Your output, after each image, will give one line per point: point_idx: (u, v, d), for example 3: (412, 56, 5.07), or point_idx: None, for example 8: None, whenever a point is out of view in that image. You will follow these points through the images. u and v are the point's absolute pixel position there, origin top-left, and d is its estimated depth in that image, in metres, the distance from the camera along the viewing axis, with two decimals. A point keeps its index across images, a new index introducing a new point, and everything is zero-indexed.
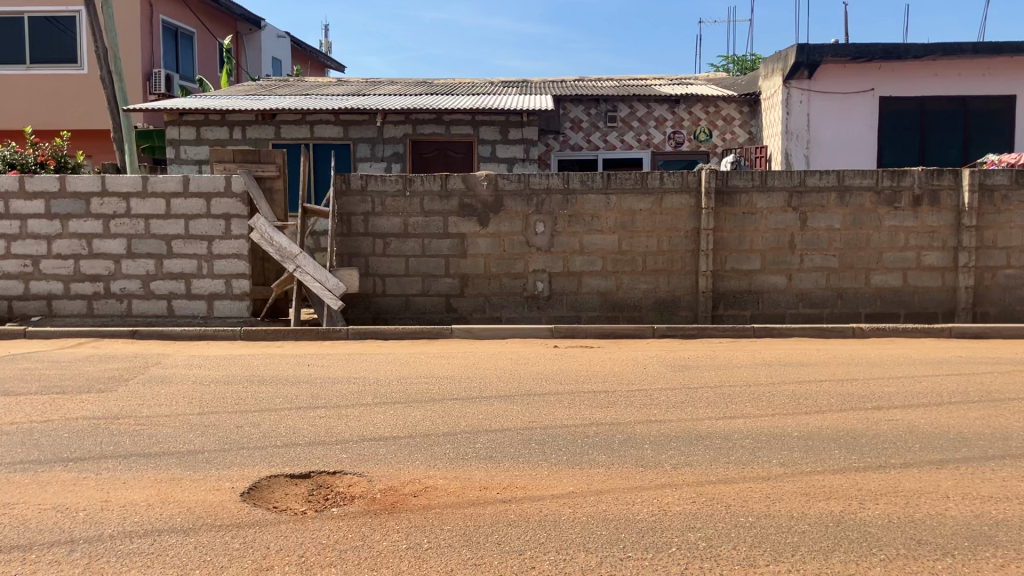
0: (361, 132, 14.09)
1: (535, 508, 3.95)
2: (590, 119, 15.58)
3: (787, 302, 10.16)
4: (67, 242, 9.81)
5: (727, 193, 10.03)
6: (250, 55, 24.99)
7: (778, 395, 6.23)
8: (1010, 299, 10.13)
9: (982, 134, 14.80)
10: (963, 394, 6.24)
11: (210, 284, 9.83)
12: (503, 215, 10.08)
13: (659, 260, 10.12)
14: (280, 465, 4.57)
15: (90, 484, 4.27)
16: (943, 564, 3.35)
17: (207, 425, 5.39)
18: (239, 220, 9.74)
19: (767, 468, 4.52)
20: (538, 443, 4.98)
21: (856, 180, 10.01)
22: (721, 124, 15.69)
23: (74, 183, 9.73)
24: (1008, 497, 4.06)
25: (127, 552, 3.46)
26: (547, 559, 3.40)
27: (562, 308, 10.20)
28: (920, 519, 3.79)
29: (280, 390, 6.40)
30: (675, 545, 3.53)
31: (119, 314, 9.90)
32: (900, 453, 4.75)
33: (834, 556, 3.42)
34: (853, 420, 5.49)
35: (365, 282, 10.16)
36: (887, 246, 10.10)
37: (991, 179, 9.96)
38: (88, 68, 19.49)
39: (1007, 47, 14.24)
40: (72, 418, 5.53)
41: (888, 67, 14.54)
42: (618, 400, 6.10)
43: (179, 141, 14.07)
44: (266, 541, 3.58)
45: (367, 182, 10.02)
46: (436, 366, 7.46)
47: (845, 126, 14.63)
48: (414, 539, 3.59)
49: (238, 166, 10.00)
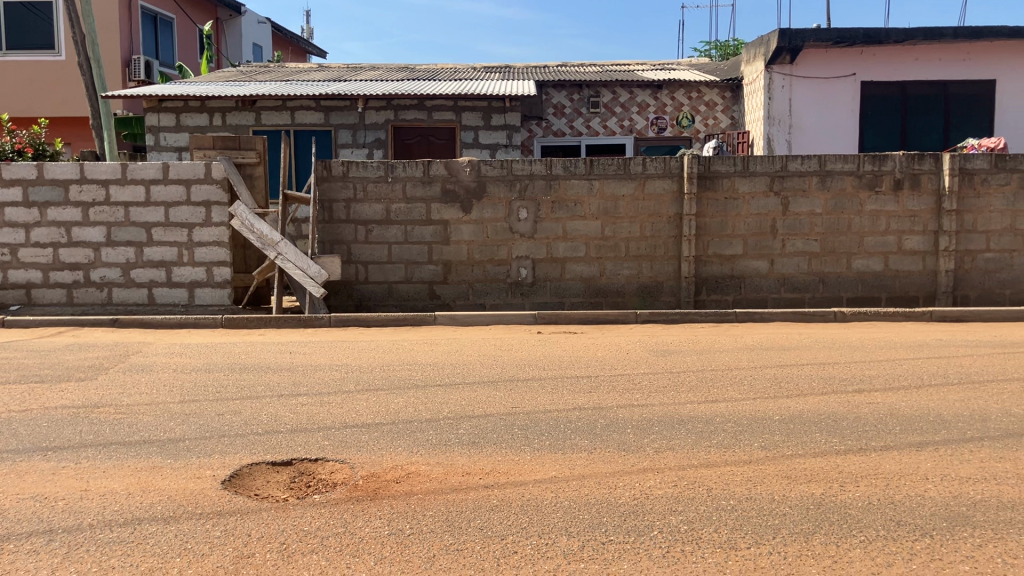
0: (342, 118, 14.00)
1: (518, 493, 3.95)
2: (572, 104, 15.57)
3: (769, 287, 10.20)
4: (46, 230, 9.72)
5: (708, 178, 10.03)
6: (231, 41, 24.89)
7: (759, 379, 6.26)
8: (990, 282, 10.22)
9: (963, 118, 14.88)
10: (943, 376, 6.31)
11: (192, 272, 9.76)
12: (485, 202, 10.05)
13: (641, 246, 10.13)
14: (262, 453, 4.55)
15: (69, 474, 4.23)
16: (921, 544, 3.38)
17: (188, 413, 5.36)
18: (219, 207, 9.66)
19: (748, 451, 4.53)
20: (520, 429, 4.97)
21: (837, 165, 10.03)
22: (703, 109, 15.69)
23: (51, 170, 9.62)
24: (986, 478, 4.10)
25: (106, 541, 3.44)
26: (530, 543, 3.40)
27: (545, 294, 10.20)
28: (899, 501, 3.82)
29: (263, 377, 6.38)
30: (657, 528, 3.54)
31: (99, 302, 9.82)
32: (882, 436, 4.79)
33: (815, 538, 3.43)
34: (834, 403, 5.52)
35: (347, 270, 10.13)
36: (868, 230, 10.14)
37: (971, 164, 10.01)
38: (66, 54, 19.31)
39: (987, 31, 14.32)
40: (51, 407, 5.49)
41: (869, 52, 14.57)
42: (601, 385, 6.12)
43: (159, 127, 13.92)
44: (248, 528, 3.57)
45: (348, 168, 9.97)
46: (420, 353, 7.45)
47: (826, 111, 14.65)
48: (396, 525, 3.58)
49: (218, 153, 9.94)
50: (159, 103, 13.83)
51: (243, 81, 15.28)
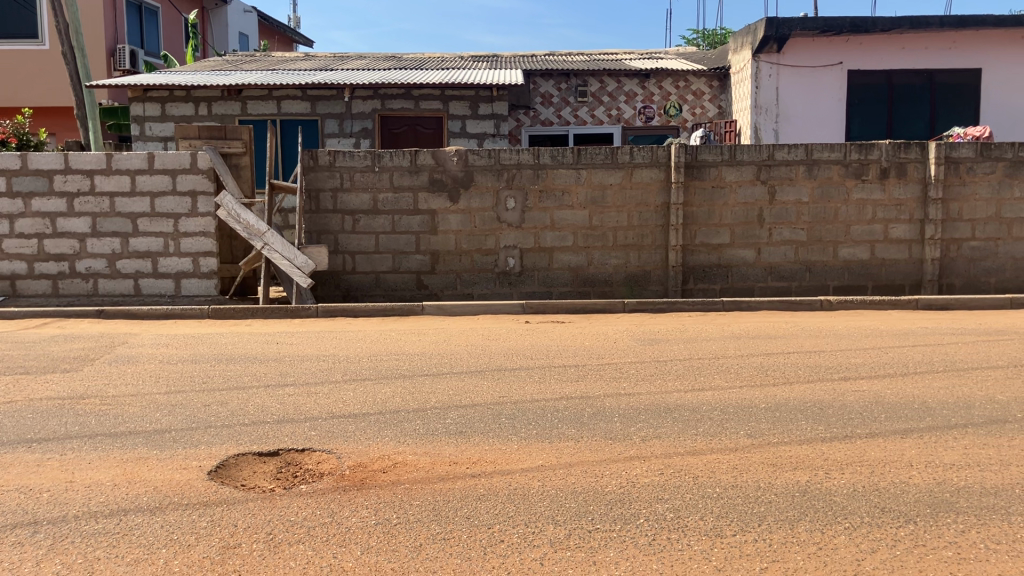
0: (329, 108, 13.93)
1: (505, 482, 3.96)
2: (560, 93, 15.53)
3: (756, 276, 10.23)
4: (30, 221, 9.65)
5: (696, 167, 10.02)
6: (216, 30, 24.76)
7: (745, 367, 6.28)
8: (974, 270, 10.28)
9: (949, 107, 14.92)
10: (927, 364, 6.34)
11: (178, 263, 9.72)
12: (473, 191, 10.03)
13: (629, 236, 10.13)
14: (248, 443, 4.54)
15: (54, 465, 4.21)
16: (905, 530, 3.40)
17: (174, 404, 5.34)
18: (205, 197, 9.61)
19: (735, 439, 4.55)
20: (507, 418, 4.98)
21: (824, 153, 10.04)
22: (691, 98, 15.70)
23: (35, 161, 9.54)
24: (970, 464, 4.13)
25: (91, 533, 3.42)
26: (517, 532, 3.41)
27: (533, 284, 10.20)
28: (884, 488, 3.84)
29: (249, 368, 6.37)
30: (643, 516, 3.55)
31: (85, 293, 9.77)
32: (866, 423, 4.81)
33: (800, 525, 3.45)
34: (820, 391, 5.56)
35: (334, 260, 10.12)
36: (854, 219, 10.18)
37: (956, 152, 10.04)
38: (50, 44, 19.14)
39: (972, 20, 14.37)
40: (36, 399, 5.46)
41: (856, 40, 14.60)
42: (588, 374, 6.14)
43: (144, 117, 13.85)
44: (235, 519, 3.56)
45: (335, 158, 9.93)
46: (407, 343, 7.44)
47: (813, 100, 14.67)
48: (383, 515, 3.58)
49: (204, 143, 9.89)
50: (145, 93, 13.74)
51: (228, 70, 15.18)
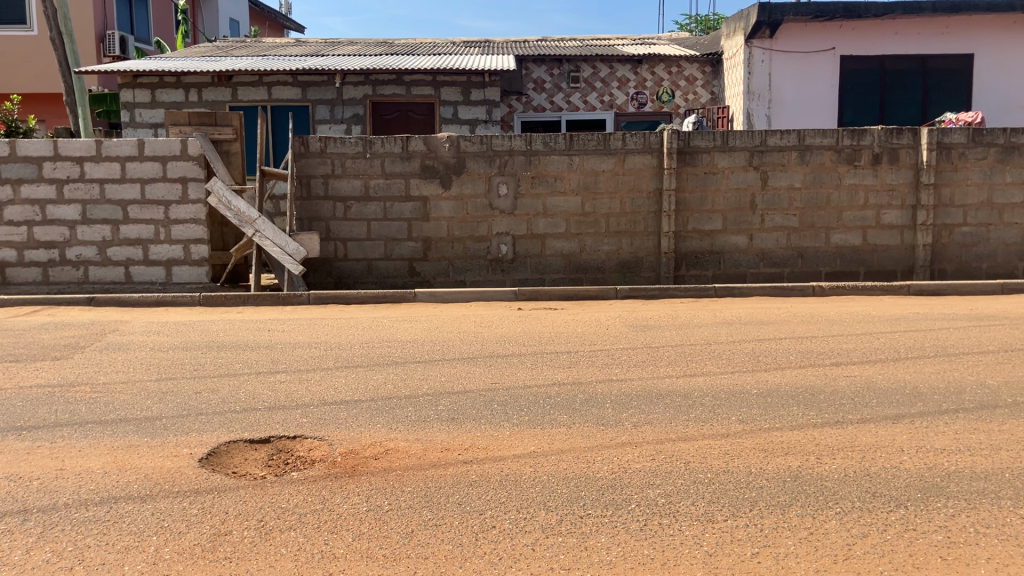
0: (320, 93, 13.86)
1: (497, 468, 3.95)
2: (553, 79, 15.47)
3: (748, 262, 10.24)
4: (19, 209, 9.59)
5: (688, 152, 9.99)
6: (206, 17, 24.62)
7: (737, 353, 6.28)
8: (966, 255, 10.30)
9: (941, 93, 14.91)
10: (919, 349, 6.35)
11: (168, 250, 9.67)
12: (465, 177, 9.99)
13: (622, 222, 10.13)
14: (239, 431, 4.52)
15: (44, 454, 4.19)
16: (896, 514, 3.41)
17: (164, 391, 5.33)
18: (196, 183, 9.56)
19: (727, 425, 4.55)
20: (499, 405, 4.97)
21: (816, 139, 10.03)
22: (683, 84, 15.69)
23: (24, 148, 9.49)
24: (960, 449, 4.14)
25: (82, 520, 3.41)
26: (508, 518, 3.40)
27: (525, 270, 10.19)
28: (875, 473, 3.85)
29: (240, 355, 6.35)
30: (635, 502, 3.55)
31: (75, 281, 9.73)
32: (857, 409, 4.81)
33: (791, 510, 3.45)
34: (811, 375, 5.57)
35: (326, 247, 10.08)
36: (846, 204, 10.17)
37: (948, 138, 10.04)
38: (38, 29, 18.95)
39: (965, 5, 14.36)
40: (25, 387, 5.43)
41: (849, 26, 14.58)
42: (580, 360, 6.13)
43: (134, 104, 13.77)
44: (225, 506, 3.55)
45: (326, 144, 9.87)
46: (399, 329, 7.42)
47: (805, 85, 14.66)
48: (375, 502, 3.58)
49: (194, 129, 9.84)
50: (134, 79, 13.66)
51: (218, 56, 15.07)
